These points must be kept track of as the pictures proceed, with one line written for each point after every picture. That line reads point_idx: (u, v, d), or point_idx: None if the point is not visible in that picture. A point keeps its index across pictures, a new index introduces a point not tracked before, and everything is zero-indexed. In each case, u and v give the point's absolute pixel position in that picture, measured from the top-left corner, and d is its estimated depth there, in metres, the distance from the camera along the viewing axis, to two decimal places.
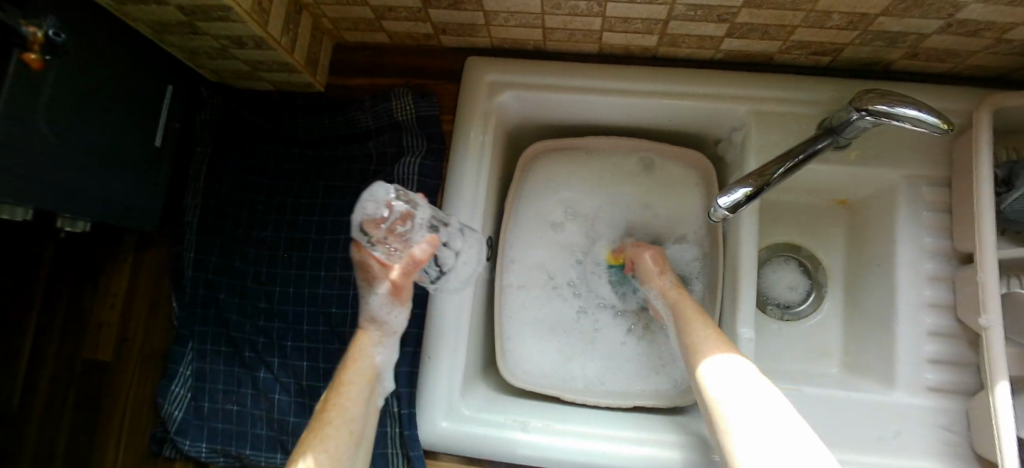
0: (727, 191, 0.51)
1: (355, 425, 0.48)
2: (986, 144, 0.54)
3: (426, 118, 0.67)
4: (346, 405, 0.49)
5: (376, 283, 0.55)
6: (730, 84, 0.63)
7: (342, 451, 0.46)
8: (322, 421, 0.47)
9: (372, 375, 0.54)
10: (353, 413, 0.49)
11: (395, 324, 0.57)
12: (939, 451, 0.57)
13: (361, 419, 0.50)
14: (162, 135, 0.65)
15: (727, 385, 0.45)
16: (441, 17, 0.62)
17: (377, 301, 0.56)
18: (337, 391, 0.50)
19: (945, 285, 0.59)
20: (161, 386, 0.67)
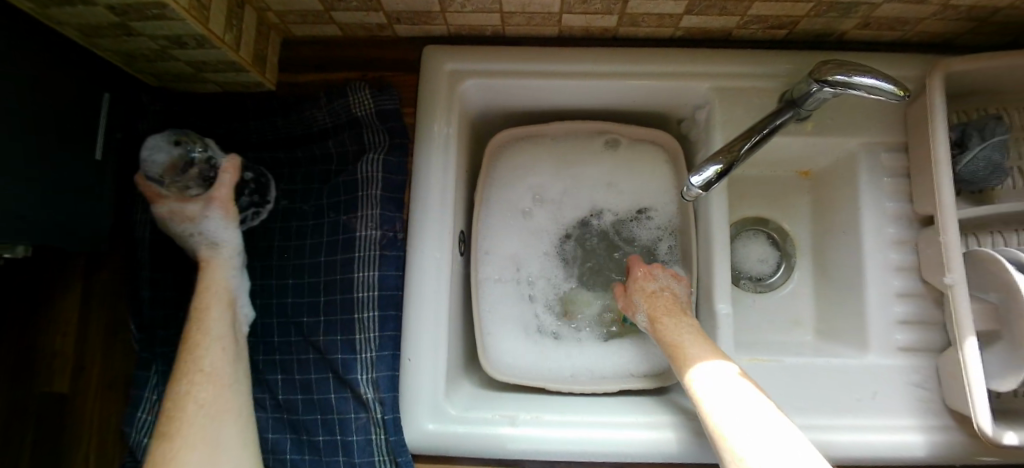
0: (697, 171, 0.51)
1: (227, 344, 0.55)
2: (939, 108, 0.55)
3: (388, 112, 0.64)
4: (213, 327, 0.55)
5: (206, 208, 0.56)
6: (691, 62, 0.63)
7: (220, 369, 0.54)
8: (194, 350, 0.53)
9: (230, 300, 0.58)
10: (219, 333, 0.55)
11: (228, 240, 0.58)
12: (915, 408, 0.59)
13: (233, 337, 0.56)
14: (102, 147, 0.61)
15: (717, 383, 0.47)
16: (394, 6, 0.59)
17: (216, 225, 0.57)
18: (201, 313, 0.55)
19: (909, 248, 0.61)
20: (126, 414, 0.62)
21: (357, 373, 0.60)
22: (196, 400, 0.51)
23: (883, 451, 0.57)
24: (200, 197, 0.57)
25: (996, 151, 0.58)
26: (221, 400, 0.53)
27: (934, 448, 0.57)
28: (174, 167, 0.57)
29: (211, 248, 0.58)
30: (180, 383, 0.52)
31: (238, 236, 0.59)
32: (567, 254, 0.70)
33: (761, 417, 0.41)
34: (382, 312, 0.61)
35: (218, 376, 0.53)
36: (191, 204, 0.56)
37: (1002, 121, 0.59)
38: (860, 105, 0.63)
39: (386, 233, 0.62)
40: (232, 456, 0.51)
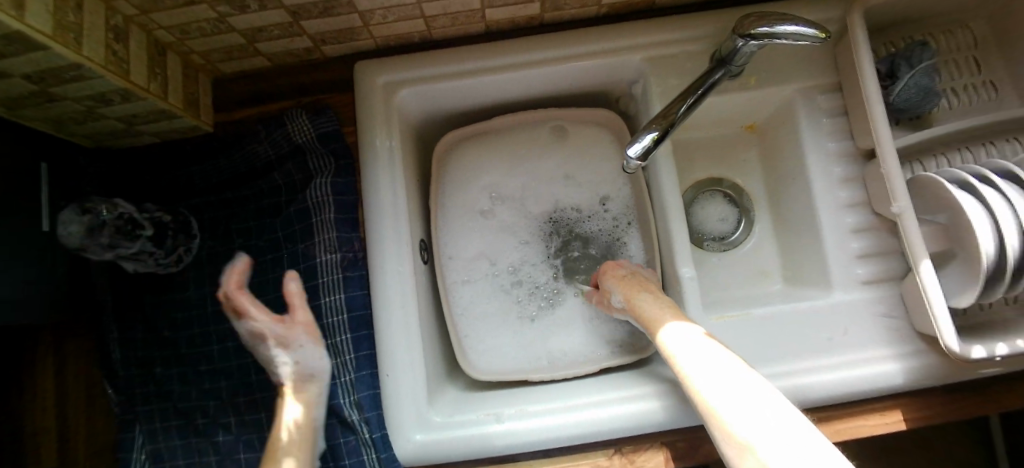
0: (635, 140, 0.51)
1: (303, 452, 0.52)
2: (863, 43, 0.56)
3: (328, 134, 0.64)
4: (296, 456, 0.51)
5: (268, 346, 0.54)
6: (618, 36, 0.63)
7: None
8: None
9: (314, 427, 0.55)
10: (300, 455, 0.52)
11: (319, 371, 0.57)
12: (886, 337, 0.60)
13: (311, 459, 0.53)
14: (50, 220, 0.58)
15: (692, 352, 0.46)
16: (315, 27, 0.60)
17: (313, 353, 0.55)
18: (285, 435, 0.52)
19: (856, 184, 0.63)
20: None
21: (339, 398, 0.61)
22: None
23: (858, 383, 0.58)
24: (283, 322, 0.54)
25: (925, 77, 0.59)
26: None
27: (909, 371, 0.59)
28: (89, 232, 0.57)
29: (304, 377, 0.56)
30: None
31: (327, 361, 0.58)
32: (535, 250, 0.70)
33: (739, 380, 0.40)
34: (354, 334, 0.61)
35: None
36: (288, 325, 0.54)
37: (927, 47, 0.59)
38: (789, 53, 0.64)
39: (346, 254, 0.62)
40: None
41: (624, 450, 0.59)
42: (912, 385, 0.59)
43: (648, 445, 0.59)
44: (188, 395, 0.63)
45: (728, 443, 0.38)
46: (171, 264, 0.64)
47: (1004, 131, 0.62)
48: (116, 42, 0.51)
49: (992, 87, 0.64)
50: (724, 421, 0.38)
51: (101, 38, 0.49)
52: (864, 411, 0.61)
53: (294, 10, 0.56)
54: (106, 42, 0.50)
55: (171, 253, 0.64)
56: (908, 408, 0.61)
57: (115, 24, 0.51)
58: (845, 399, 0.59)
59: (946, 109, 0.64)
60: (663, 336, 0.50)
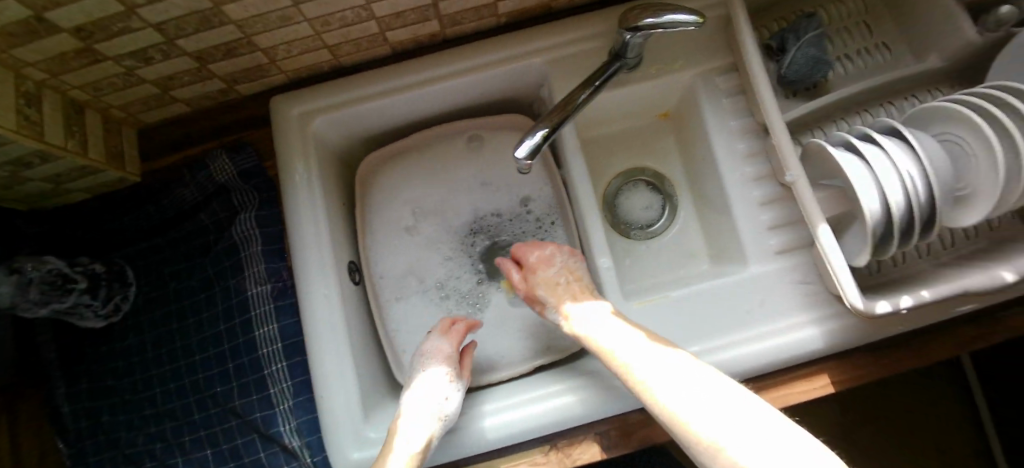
0: (526, 137, 0.56)
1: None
2: (744, 22, 0.59)
3: (248, 171, 0.67)
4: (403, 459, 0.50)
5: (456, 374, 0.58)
6: (519, 42, 0.65)
7: None
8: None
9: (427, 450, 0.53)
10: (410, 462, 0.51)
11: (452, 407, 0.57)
12: (803, 303, 0.61)
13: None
14: None
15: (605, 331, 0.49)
16: (222, 69, 0.62)
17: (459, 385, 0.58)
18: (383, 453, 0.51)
19: (760, 158, 0.65)
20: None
21: (279, 426, 0.63)
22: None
23: (781, 350, 0.59)
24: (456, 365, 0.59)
25: (811, 47, 0.61)
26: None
27: (826, 335, 0.59)
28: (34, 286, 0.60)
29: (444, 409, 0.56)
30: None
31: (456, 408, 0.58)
32: (461, 261, 0.73)
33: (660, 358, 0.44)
34: (290, 360, 0.63)
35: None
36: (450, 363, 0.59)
37: (811, 20, 0.62)
38: (684, 40, 0.66)
39: (275, 284, 0.64)
40: None
41: (559, 444, 0.61)
42: (832, 348, 0.59)
43: (583, 435, 0.60)
44: (136, 439, 0.64)
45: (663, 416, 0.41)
46: (111, 313, 0.66)
47: (900, 91, 0.65)
48: (26, 106, 0.53)
49: (883, 49, 0.66)
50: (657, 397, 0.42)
51: (10, 104, 0.51)
52: (790, 379, 0.63)
53: (197, 55, 0.58)
54: (17, 107, 0.52)
55: (108, 303, 0.65)
56: (835, 370, 0.63)
57: (26, 90, 0.53)
58: (759, 373, 0.61)
59: (840, 75, 0.66)
60: (567, 317, 0.54)
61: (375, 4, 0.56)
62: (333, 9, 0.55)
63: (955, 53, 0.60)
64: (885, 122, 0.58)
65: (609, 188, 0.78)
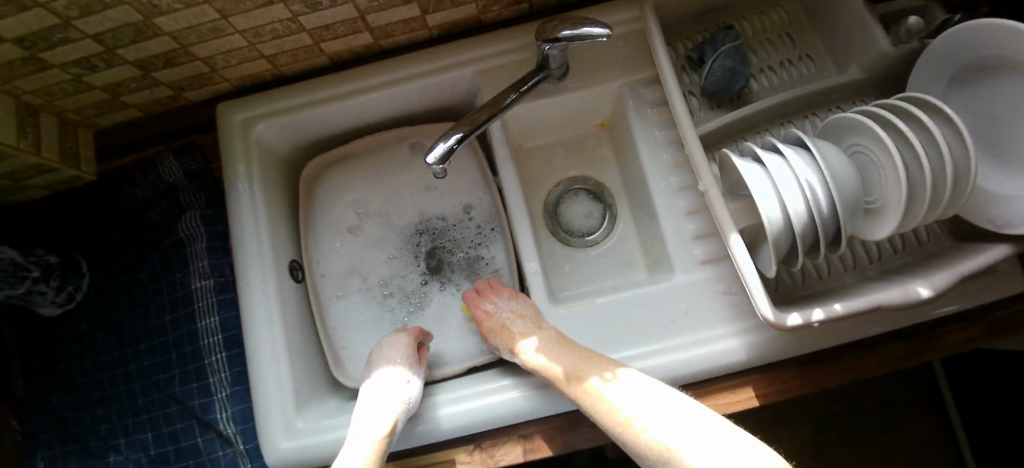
0: (438, 143, 0.57)
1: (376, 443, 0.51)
2: (655, 34, 0.61)
3: (194, 172, 0.69)
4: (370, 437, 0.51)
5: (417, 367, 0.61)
6: (451, 52, 0.68)
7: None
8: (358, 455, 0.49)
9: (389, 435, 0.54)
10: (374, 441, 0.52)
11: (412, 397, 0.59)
12: (727, 314, 0.62)
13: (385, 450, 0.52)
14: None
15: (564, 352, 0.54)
16: (167, 77, 0.65)
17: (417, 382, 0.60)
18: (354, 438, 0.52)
19: (686, 167, 0.66)
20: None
21: (216, 413, 0.65)
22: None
23: (693, 365, 0.61)
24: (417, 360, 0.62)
25: (728, 59, 0.62)
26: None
27: (749, 346, 0.61)
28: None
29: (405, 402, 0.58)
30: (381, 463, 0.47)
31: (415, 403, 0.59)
32: (405, 262, 0.75)
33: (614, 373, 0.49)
34: (229, 352, 0.66)
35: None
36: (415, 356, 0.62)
37: (729, 31, 0.64)
38: (611, 50, 0.67)
39: (217, 279, 0.67)
40: None
41: (484, 445, 0.62)
42: (753, 360, 0.61)
43: (506, 438, 0.62)
44: (83, 420, 0.68)
45: (616, 424, 0.45)
46: (65, 301, 0.70)
47: (826, 103, 0.65)
48: None
49: (808, 61, 0.67)
50: (614, 406, 0.46)
51: None
52: (715, 391, 0.63)
53: (140, 64, 0.61)
54: None
55: (62, 291, 0.69)
56: (758, 381, 0.63)
57: None
58: (680, 384, 0.62)
59: (765, 86, 0.66)
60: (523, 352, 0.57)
61: (302, 17, 0.59)
62: (261, 22, 0.58)
63: (872, 64, 0.61)
64: (791, 132, 0.58)
65: (548, 199, 0.78)
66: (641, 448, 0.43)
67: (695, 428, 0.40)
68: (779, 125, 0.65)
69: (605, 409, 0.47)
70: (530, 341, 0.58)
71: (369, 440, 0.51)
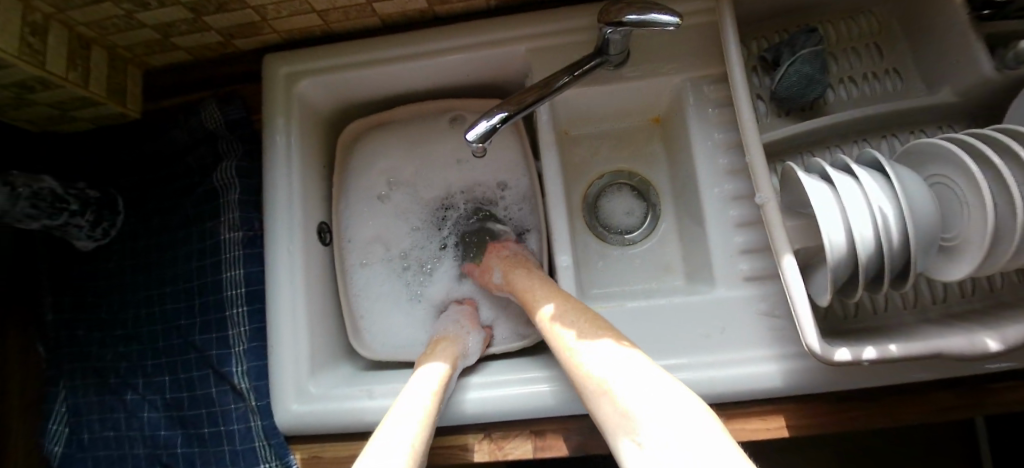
0: (481, 120, 0.54)
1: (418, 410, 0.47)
2: (730, 28, 0.56)
3: (236, 122, 0.69)
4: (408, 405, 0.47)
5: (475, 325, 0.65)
6: (506, 26, 0.64)
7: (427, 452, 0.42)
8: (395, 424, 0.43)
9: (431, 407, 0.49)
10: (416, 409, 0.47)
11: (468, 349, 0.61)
12: (766, 337, 0.59)
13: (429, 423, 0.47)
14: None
15: (570, 321, 0.50)
16: (218, 22, 0.64)
17: (473, 338, 0.63)
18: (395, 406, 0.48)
19: (742, 176, 0.61)
20: (39, 429, 0.68)
21: (231, 366, 0.65)
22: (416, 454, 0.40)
23: (725, 385, 0.58)
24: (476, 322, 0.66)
25: (806, 65, 0.56)
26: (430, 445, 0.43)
27: (788, 374, 0.57)
28: (37, 201, 0.65)
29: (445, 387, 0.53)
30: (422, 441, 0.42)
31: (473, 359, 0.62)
32: (430, 237, 0.73)
33: (609, 341, 0.45)
34: (250, 307, 0.65)
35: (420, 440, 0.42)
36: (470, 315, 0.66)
37: (812, 35, 0.57)
38: (677, 42, 0.63)
39: (245, 233, 0.66)
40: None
41: (494, 436, 0.61)
42: (790, 389, 0.57)
43: (515, 433, 0.60)
44: (106, 355, 0.69)
45: (594, 393, 0.42)
46: (100, 236, 0.70)
47: (907, 124, 0.59)
48: (30, 36, 0.57)
49: (895, 77, 0.61)
50: (594, 374, 0.43)
51: (14, 30, 0.55)
52: (744, 416, 0.61)
53: (191, 7, 0.60)
54: (21, 35, 0.56)
55: (97, 226, 0.70)
56: (787, 413, 0.60)
57: (32, 21, 0.57)
58: (710, 402, 0.59)
59: (842, 98, 0.61)
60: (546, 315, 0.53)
61: None
62: None
63: (969, 88, 0.54)
64: (869, 152, 0.53)
65: (590, 192, 0.75)
66: (610, 418, 0.39)
67: (669, 402, 0.36)
68: (851, 142, 0.60)
69: (585, 374, 0.44)
70: (548, 308, 0.53)
71: (409, 413, 0.45)
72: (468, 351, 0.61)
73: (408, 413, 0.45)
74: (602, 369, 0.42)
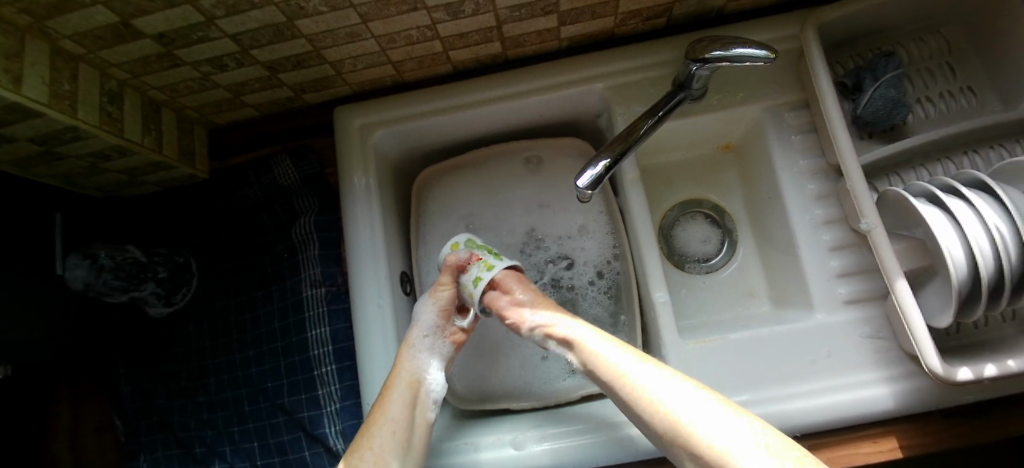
0: (589, 167, 0.55)
1: (403, 398, 0.52)
2: (817, 58, 0.58)
3: (310, 177, 0.69)
4: (386, 393, 0.52)
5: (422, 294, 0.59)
6: (582, 65, 0.64)
7: (392, 444, 0.49)
8: (374, 409, 0.52)
9: (412, 382, 0.54)
10: (395, 394, 0.52)
11: (422, 319, 0.58)
12: (875, 359, 0.57)
13: (409, 409, 0.52)
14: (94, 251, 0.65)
15: (589, 338, 0.50)
16: (291, 79, 0.62)
17: (429, 318, 0.58)
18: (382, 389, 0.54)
19: (832, 201, 0.61)
20: None
21: (324, 427, 0.65)
22: (380, 432, 0.49)
23: (841, 410, 0.55)
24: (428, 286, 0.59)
25: (890, 89, 0.59)
26: (395, 425, 0.50)
27: (899, 397, 0.55)
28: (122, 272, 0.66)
29: (422, 388, 0.54)
30: (374, 432, 0.49)
31: (432, 317, 0.58)
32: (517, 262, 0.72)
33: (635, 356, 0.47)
34: (338, 365, 0.65)
35: (391, 431, 0.50)
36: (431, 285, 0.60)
37: (892, 58, 0.60)
38: (752, 72, 0.63)
39: (329, 289, 0.67)
40: (385, 451, 0.49)
41: None
42: (905, 411, 0.55)
43: None
44: (186, 424, 0.69)
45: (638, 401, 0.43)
46: (175, 302, 0.72)
47: (988, 138, 0.60)
48: (109, 104, 0.55)
49: (970, 93, 0.63)
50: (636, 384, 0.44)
51: (94, 103, 0.53)
52: (855, 439, 0.57)
53: (269, 66, 0.59)
54: (101, 105, 0.54)
55: (174, 294, 0.71)
56: (900, 433, 0.57)
57: (110, 88, 0.55)
58: (821, 430, 0.56)
59: (921, 118, 0.63)
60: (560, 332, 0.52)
61: (439, 24, 0.56)
62: (399, 28, 0.55)
63: None
64: (971, 174, 0.54)
65: (664, 220, 0.75)
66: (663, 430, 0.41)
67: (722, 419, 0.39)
68: (935, 160, 0.61)
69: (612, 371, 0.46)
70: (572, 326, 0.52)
71: (387, 405, 0.51)
72: (434, 346, 0.57)
73: (392, 394, 0.52)
74: (644, 377, 0.44)
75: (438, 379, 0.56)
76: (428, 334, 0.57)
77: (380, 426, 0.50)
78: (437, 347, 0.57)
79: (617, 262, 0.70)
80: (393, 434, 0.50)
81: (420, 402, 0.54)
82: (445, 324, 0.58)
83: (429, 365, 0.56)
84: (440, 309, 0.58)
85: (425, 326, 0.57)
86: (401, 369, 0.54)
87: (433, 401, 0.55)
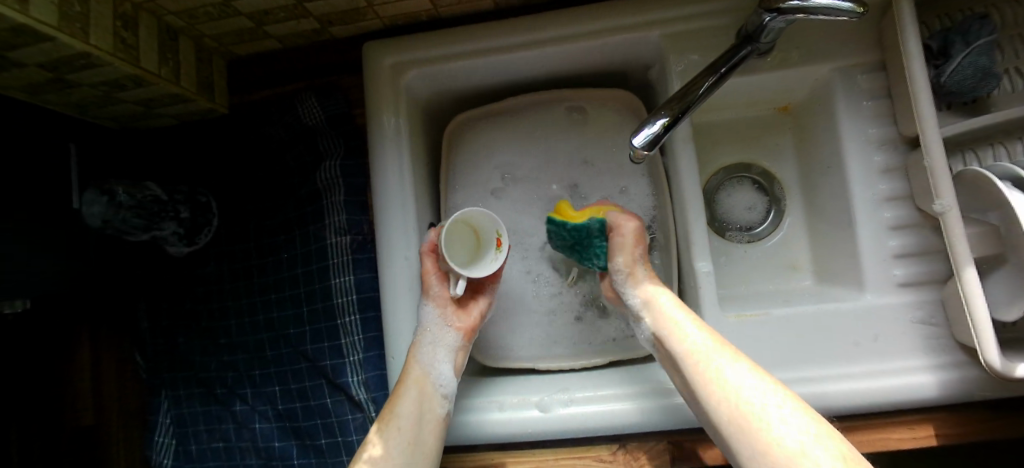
0: (646, 125, 0.51)
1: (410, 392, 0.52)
2: (908, 13, 0.51)
3: (336, 118, 0.65)
4: (399, 389, 0.53)
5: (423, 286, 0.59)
6: (639, 9, 0.58)
7: (400, 438, 0.49)
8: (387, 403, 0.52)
9: (421, 375, 0.53)
10: (406, 391, 0.52)
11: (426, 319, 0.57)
12: (923, 345, 0.54)
13: (417, 406, 0.51)
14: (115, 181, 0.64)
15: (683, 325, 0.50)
16: (319, 9, 0.57)
17: (431, 313, 0.57)
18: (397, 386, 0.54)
19: (898, 174, 0.57)
20: (145, 440, 0.71)
21: (347, 377, 0.65)
22: (392, 425, 0.50)
23: (880, 395, 0.53)
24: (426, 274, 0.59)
25: (983, 57, 0.52)
26: (403, 416, 0.50)
27: (944, 386, 0.53)
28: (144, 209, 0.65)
29: (431, 382, 0.54)
30: (385, 421, 0.50)
31: (434, 316, 0.56)
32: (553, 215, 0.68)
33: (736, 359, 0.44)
34: (363, 315, 0.64)
35: (402, 424, 0.50)
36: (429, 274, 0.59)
37: (988, 20, 0.53)
38: (829, 26, 0.57)
39: (354, 237, 0.64)
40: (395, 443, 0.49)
41: (628, 446, 0.57)
42: (949, 399, 0.53)
43: (654, 443, 0.56)
44: (207, 363, 0.70)
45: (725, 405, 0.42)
46: (195, 242, 0.70)
47: None
48: (123, 29, 0.51)
49: None
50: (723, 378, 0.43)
51: (106, 27, 0.49)
52: (890, 424, 0.56)
53: None
54: (114, 30, 0.50)
55: (194, 234, 0.70)
56: (938, 422, 0.55)
57: (123, 11, 0.50)
58: (858, 413, 0.55)
59: (1008, 92, 0.57)
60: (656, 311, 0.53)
61: None
62: None
63: None
64: None
65: (708, 184, 0.71)
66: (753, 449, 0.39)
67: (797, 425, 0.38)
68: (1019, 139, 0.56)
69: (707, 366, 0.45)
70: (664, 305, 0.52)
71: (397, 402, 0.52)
72: (441, 340, 0.56)
73: (401, 390, 0.52)
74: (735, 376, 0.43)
75: (446, 373, 0.55)
76: (433, 334, 0.56)
77: (389, 419, 0.50)
78: (442, 339, 0.56)
79: (658, 227, 0.67)
80: (400, 426, 0.50)
81: (429, 398, 0.53)
82: (448, 315, 0.57)
83: (437, 359, 0.55)
84: (436, 302, 0.57)
85: (430, 319, 0.56)
86: (410, 365, 0.54)
87: (443, 395, 0.54)
